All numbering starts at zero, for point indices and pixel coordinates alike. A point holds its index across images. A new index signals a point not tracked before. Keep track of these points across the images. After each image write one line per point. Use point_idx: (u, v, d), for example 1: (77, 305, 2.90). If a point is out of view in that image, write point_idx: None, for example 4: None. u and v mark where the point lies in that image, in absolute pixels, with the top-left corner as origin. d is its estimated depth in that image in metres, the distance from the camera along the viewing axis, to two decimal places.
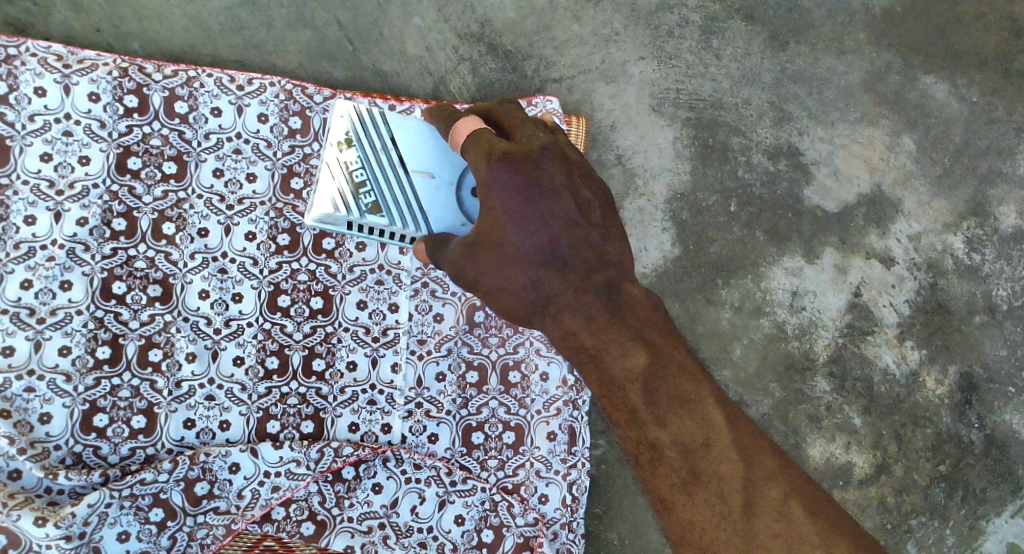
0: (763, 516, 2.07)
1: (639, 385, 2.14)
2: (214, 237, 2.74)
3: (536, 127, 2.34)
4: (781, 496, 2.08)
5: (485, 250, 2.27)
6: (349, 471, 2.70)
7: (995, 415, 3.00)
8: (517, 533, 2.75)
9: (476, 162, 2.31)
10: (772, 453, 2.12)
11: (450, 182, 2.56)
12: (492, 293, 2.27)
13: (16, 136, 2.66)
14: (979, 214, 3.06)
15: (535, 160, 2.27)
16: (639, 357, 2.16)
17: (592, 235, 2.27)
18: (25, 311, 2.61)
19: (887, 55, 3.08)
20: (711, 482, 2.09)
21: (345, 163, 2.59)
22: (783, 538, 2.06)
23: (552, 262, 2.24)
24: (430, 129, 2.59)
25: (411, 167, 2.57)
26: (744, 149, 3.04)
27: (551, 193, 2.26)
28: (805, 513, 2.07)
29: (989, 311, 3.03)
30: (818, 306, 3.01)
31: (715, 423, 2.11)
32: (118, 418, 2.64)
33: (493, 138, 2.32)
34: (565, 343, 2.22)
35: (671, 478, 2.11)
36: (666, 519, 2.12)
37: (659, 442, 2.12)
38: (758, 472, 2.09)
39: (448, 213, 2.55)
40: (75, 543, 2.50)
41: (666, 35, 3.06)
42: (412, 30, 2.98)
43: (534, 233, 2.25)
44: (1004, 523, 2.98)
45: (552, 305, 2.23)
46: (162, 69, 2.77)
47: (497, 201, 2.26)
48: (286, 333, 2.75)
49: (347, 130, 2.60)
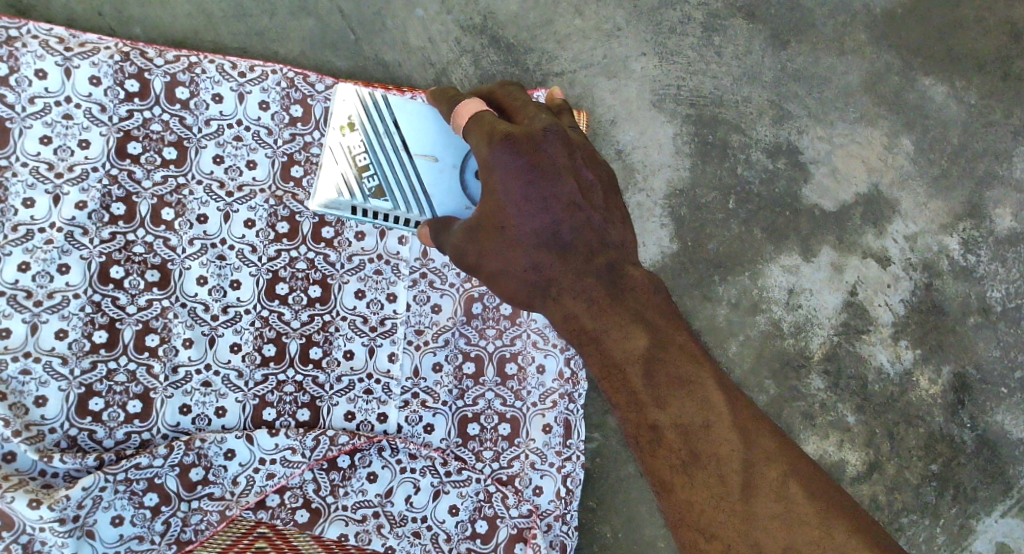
0: (761, 496, 2.08)
1: (639, 366, 2.16)
2: (213, 223, 2.74)
3: (537, 109, 2.35)
4: (780, 477, 2.09)
5: (486, 234, 2.29)
6: (344, 459, 2.71)
7: (987, 416, 3.03)
8: (511, 525, 2.75)
9: (478, 146, 2.32)
10: (771, 435, 2.13)
11: (454, 165, 2.57)
12: (494, 277, 2.30)
13: (17, 118, 2.65)
14: (975, 216, 3.08)
15: (536, 141, 2.28)
16: (640, 339, 2.18)
17: (594, 217, 2.28)
18: (22, 293, 2.61)
19: (886, 56, 3.10)
20: (711, 464, 2.10)
21: (348, 149, 2.60)
22: (781, 518, 2.07)
23: (553, 245, 2.25)
24: (432, 111, 2.60)
25: (415, 150, 2.59)
26: (743, 146, 3.05)
27: (554, 174, 2.27)
28: (803, 494, 2.08)
29: (983, 312, 3.05)
30: (814, 304, 3.02)
31: (715, 404, 2.12)
32: (113, 403, 2.63)
33: (495, 120, 2.33)
34: (566, 325, 2.24)
35: (671, 460, 2.12)
36: (665, 501, 2.13)
37: (658, 424, 2.13)
38: (757, 453, 2.10)
39: (451, 196, 2.56)
40: (69, 526, 2.51)
41: (667, 32, 3.07)
42: (414, 21, 2.98)
43: (536, 216, 2.25)
44: (994, 523, 3.00)
45: (553, 288, 2.25)
46: (164, 54, 2.77)
47: (500, 184, 2.27)
48: (284, 321, 2.75)
49: (350, 114, 2.61)
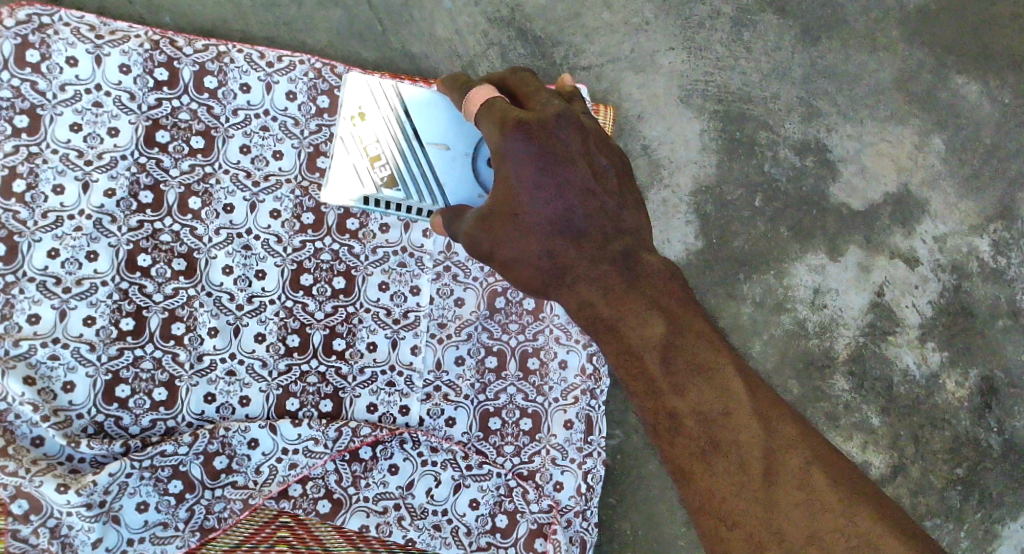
0: (783, 483, 2.07)
1: (656, 353, 2.15)
2: (239, 213, 2.76)
3: (550, 95, 2.36)
4: (802, 463, 2.08)
5: (500, 222, 2.29)
6: (366, 451, 2.72)
7: (1014, 420, 3.00)
8: (531, 520, 2.77)
9: (490, 133, 2.33)
10: (792, 421, 2.12)
11: (466, 153, 2.61)
12: (508, 264, 2.29)
13: (47, 105, 2.67)
14: (1006, 218, 3.04)
15: (549, 127, 2.28)
16: (657, 326, 2.16)
17: (608, 203, 2.28)
18: (51, 280, 2.63)
19: (918, 54, 3.06)
20: (731, 451, 2.09)
21: (359, 138, 2.65)
22: (805, 505, 2.06)
23: (567, 232, 2.25)
24: (442, 99, 2.63)
25: (426, 139, 2.62)
26: (771, 143, 3.02)
27: (567, 160, 2.27)
28: (826, 480, 2.07)
29: (1012, 315, 3.02)
30: (840, 304, 3.00)
31: (734, 391, 2.11)
32: (139, 390, 2.66)
33: (507, 106, 2.33)
34: (582, 312, 2.23)
35: (690, 447, 2.11)
36: (685, 489, 2.12)
37: (677, 411, 2.12)
38: (779, 440, 2.10)
39: (464, 185, 2.60)
40: (96, 511, 2.54)
41: (696, 26, 3.04)
42: (442, 12, 2.97)
43: (550, 202, 2.26)
44: (1018, 529, 2.98)
45: (569, 275, 2.24)
46: (193, 43, 2.78)
47: (513, 170, 2.28)
48: (308, 312, 2.76)
49: (360, 104, 2.66)
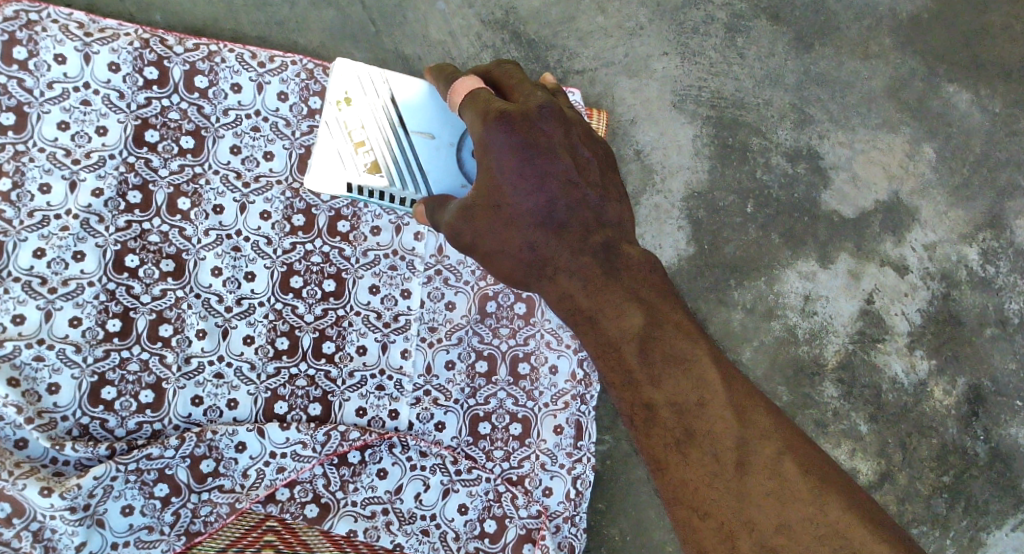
0: (756, 474, 2.06)
1: (634, 345, 2.15)
2: (229, 214, 2.73)
3: (533, 87, 2.34)
4: (774, 454, 2.07)
5: (482, 213, 2.26)
6: (354, 455, 2.71)
7: (1001, 428, 3.02)
8: (520, 525, 2.75)
9: (473, 123, 2.31)
10: (767, 412, 2.10)
11: (451, 142, 2.60)
12: (490, 257, 2.28)
13: (34, 102, 2.64)
14: (995, 227, 3.06)
15: (531, 118, 2.27)
16: (635, 317, 2.17)
17: (590, 195, 2.26)
18: (36, 280, 2.60)
19: (911, 62, 3.07)
20: (705, 442, 2.08)
21: (344, 123, 2.62)
22: (775, 495, 2.05)
23: (549, 224, 2.24)
24: (429, 88, 2.61)
25: (410, 126, 2.61)
26: (763, 149, 3.03)
27: (549, 152, 2.26)
28: (797, 471, 2.06)
29: (1000, 324, 3.04)
30: (831, 312, 3.01)
31: (710, 382, 2.10)
32: (125, 392, 2.63)
33: (490, 97, 2.31)
34: (560, 304, 2.23)
35: (665, 438, 2.10)
36: (660, 480, 2.11)
37: (652, 402, 2.11)
38: (752, 431, 2.08)
39: (447, 175, 2.59)
40: (80, 514, 2.51)
41: (690, 32, 3.04)
42: (436, 14, 2.96)
43: (531, 195, 2.24)
44: (1004, 536, 3.00)
45: (549, 267, 2.23)
46: (184, 42, 2.76)
47: (494, 161, 2.26)
48: (297, 314, 2.74)
49: (347, 89, 2.63)
